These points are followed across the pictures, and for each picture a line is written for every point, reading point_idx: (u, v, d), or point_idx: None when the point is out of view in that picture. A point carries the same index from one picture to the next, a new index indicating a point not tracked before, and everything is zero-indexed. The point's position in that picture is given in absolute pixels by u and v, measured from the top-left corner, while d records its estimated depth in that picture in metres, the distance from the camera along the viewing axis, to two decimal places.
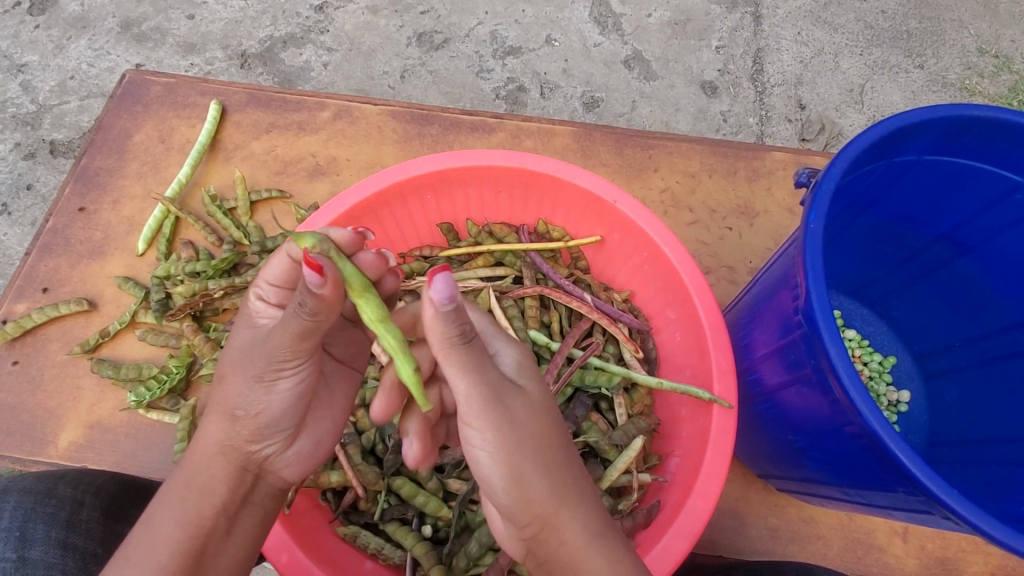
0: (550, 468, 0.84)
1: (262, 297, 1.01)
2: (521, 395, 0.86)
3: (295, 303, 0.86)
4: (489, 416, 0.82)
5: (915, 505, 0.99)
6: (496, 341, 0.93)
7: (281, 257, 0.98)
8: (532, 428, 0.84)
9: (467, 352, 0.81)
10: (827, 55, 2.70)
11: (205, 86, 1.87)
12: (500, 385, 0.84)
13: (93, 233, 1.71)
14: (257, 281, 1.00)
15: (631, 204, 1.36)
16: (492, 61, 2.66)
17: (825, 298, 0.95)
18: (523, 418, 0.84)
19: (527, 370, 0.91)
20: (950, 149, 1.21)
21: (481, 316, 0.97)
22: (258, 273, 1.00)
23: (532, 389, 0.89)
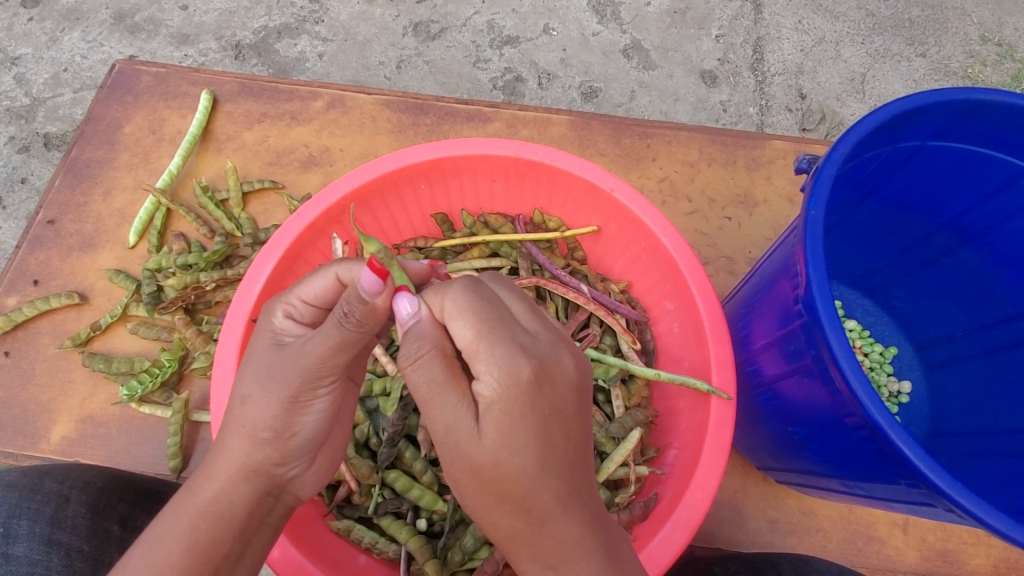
0: (497, 509, 0.82)
1: (291, 315, 0.95)
2: (477, 437, 0.79)
3: (340, 311, 0.84)
4: (444, 442, 0.83)
5: (918, 497, 0.98)
6: (480, 361, 0.78)
7: (326, 275, 0.94)
8: (481, 467, 0.80)
9: (418, 378, 0.81)
10: (828, 44, 2.66)
11: (196, 76, 1.84)
12: (454, 418, 0.80)
13: (83, 226, 1.69)
14: (289, 299, 0.94)
15: (628, 192, 1.34)
16: (489, 51, 2.62)
17: (826, 287, 0.92)
18: (474, 459, 0.80)
19: (497, 406, 0.78)
20: (954, 134, 1.19)
21: (467, 327, 0.79)
22: (295, 288, 0.94)
23: (491, 435, 0.78)
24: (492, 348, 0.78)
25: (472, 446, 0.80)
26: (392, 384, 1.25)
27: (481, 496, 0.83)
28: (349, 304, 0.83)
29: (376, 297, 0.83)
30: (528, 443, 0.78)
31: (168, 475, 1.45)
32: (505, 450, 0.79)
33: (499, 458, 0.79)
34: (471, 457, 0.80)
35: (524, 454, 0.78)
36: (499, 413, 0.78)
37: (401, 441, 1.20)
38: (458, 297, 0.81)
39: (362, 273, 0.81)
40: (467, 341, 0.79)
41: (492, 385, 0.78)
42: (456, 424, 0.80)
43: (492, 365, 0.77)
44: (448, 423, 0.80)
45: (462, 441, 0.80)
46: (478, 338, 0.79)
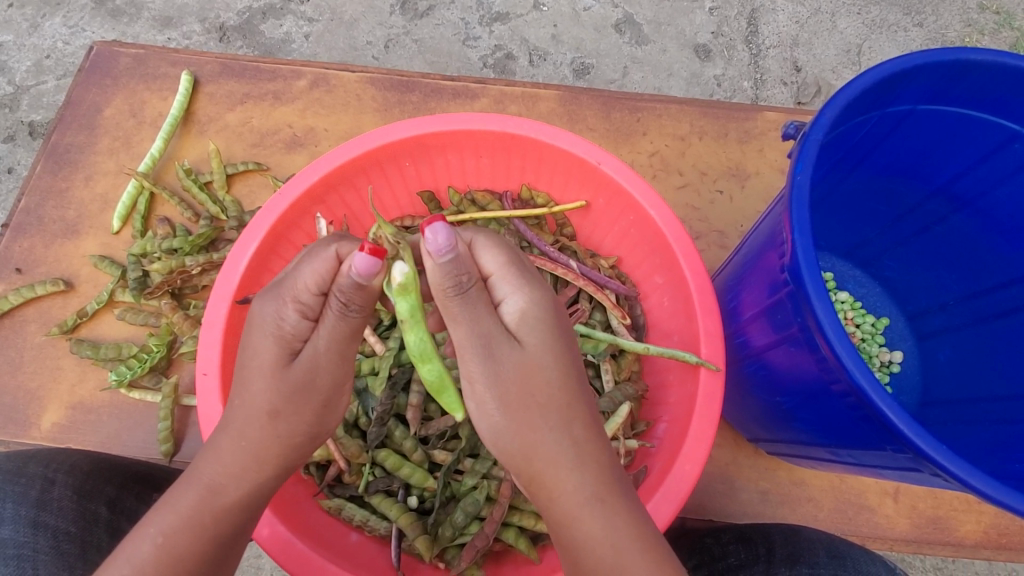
0: (538, 420, 0.86)
1: (303, 311, 0.88)
2: (517, 347, 0.86)
3: (338, 302, 0.84)
4: (479, 365, 0.85)
5: (905, 463, 0.98)
6: (504, 284, 0.88)
7: (325, 256, 0.86)
8: (518, 380, 0.85)
9: (463, 302, 0.83)
10: (823, 15, 2.60)
11: (176, 57, 1.79)
12: (494, 335, 0.85)
13: (66, 212, 1.67)
14: (296, 292, 0.87)
15: (616, 166, 1.31)
16: (479, 28, 2.57)
17: (812, 254, 0.91)
18: (513, 373, 0.85)
19: (530, 319, 0.87)
20: (945, 97, 1.16)
21: (499, 255, 0.89)
22: (298, 279, 0.86)
23: (530, 343, 0.87)
24: (521, 271, 0.89)
25: (514, 359, 0.85)
26: (380, 364, 1.24)
27: (517, 412, 0.86)
28: (346, 292, 0.83)
29: (370, 279, 0.82)
30: (561, 349, 0.89)
31: (160, 459, 1.45)
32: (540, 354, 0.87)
33: (535, 360, 0.86)
34: (511, 370, 0.85)
35: (559, 359, 0.88)
36: (532, 325, 0.87)
37: (391, 420, 1.20)
38: (486, 234, 0.91)
39: (356, 257, 0.80)
40: (500, 268, 0.89)
41: (521, 303, 0.88)
42: (494, 339, 0.85)
43: (520, 287, 0.88)
44: (488, 340, 0.84)
45: (502, 357, 0.85)
46: (509, 264, 0.89)
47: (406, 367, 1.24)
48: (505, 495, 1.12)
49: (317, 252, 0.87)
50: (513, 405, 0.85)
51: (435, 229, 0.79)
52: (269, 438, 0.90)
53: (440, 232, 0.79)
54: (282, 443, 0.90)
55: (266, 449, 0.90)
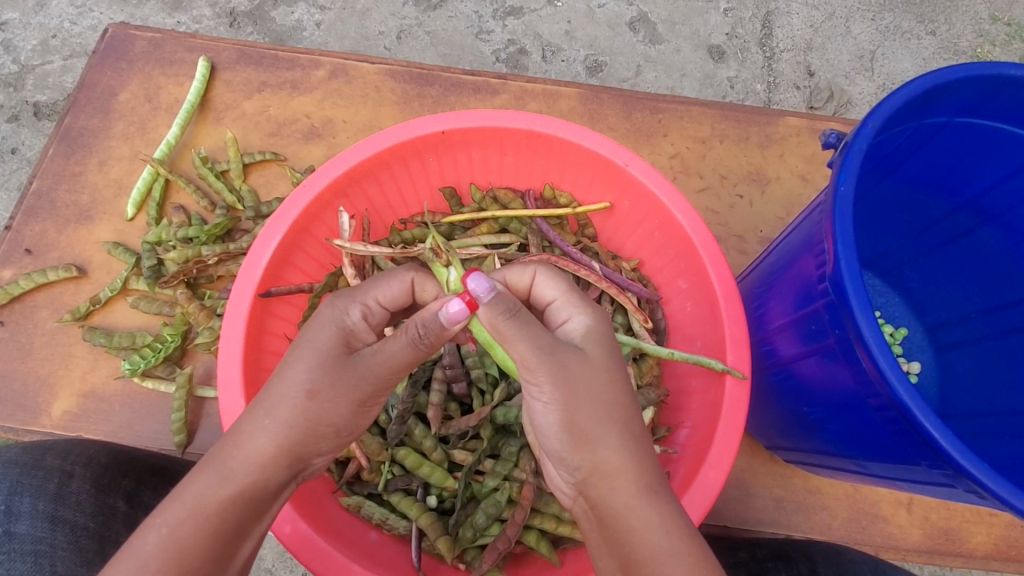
0: (605, 422, 0.86)
1: (370, 317, 0.96)
2: (582, 355, 0.89)
3: (414, 331, 0.87)
4: (548, 372, 0.85)
5: (937, 478, 0.97)
6: (568, 306, 0.96)
7: (403, 280, 1.00)
8: (590, 385, 0.86)
9: (517, 323, 0.86)
10: (837, 20, 2.59)
11: (192, 42, 1.76)
12: (563, 347, 0.87)
13: (79, 197, 1.64)
14: (368, 300, 0.96)
15: (644, 168, 1.30)
16: (492, 22, 2.54)
17: (854, 265, 0.90)
18: (584, 377, 0.86)
19: (595, 333, 0.92)
20: (983, 110, 1.15)
21: (559, 283, 0.98)
22: (373, 290, 0.96)
23: (595, 352, 0.90)
24: (581, 296, 0.97)
25: (582, 363, 0.87)
26: None
27: (586, 416, 0.86)
28: (425, 328, 0.87)
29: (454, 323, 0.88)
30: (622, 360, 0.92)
31: (173, 450, 1.44)
32: (609, 362, 0.90)
33: (602, 365, 0.89)
34: (580, 376, 0.86)
35: (621, 367, 0.90)
36: (596, 338, 0.92)
37: (412, 418, 1.19)
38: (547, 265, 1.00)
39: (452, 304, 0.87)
40: (563, 295, 0.97)
41: (585, 320, 0.94)
42: (561, 347, 0.87)
43: (582, 308, 0.95)
44: (556, 347, 0.87)
45: (572, 363, 0.86)
46: (568, 291, 0.98)
47: (427, 365, 1.24)
48: (526, 497, 1.11)
49: (398, 274, 1.00)
50: (575, 403, 0.85)
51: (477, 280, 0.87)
52: (303, 438, 0.88)
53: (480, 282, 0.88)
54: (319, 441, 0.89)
55: (309, 442, 0.88)
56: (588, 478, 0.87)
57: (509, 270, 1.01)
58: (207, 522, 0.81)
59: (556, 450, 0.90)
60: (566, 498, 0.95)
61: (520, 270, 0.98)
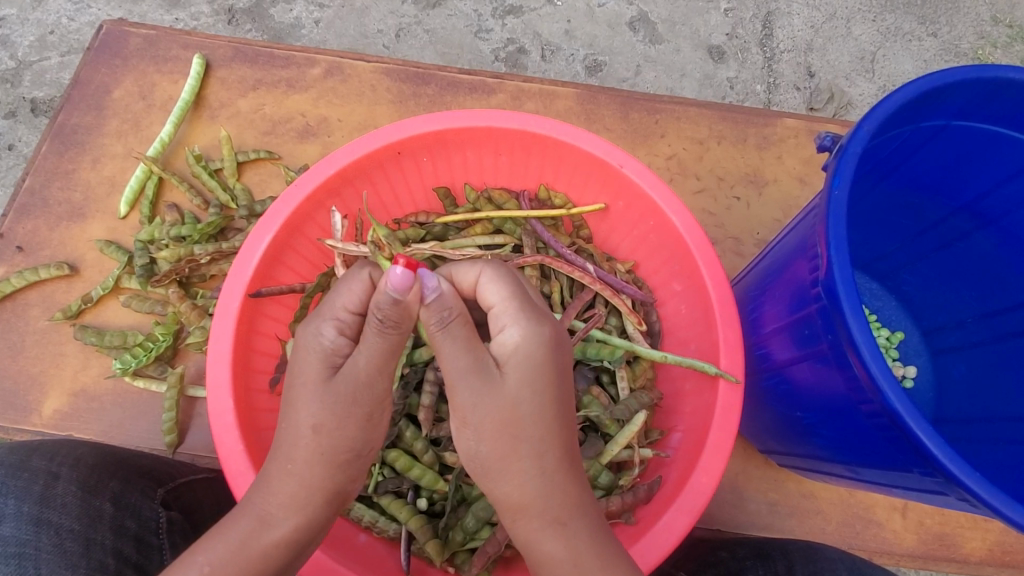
0: (512, 453, 0.86)
1: (343, 329, 0.91)
2: (501, 379, 0.86)
3: (375, 320, 0.84)
4: (460, 396, 0.86)
5: (930, 486, 0.96)
6: (504, 316, 0.89)
7: (360, 279, 0.92)
8: (501, 415, 0.85)
9: (447, 338, 0.85)
10: (838, 20, 2.57)
11: (188, 39, 1.75)
12: (480, 368, 0.86)
13: (72, 194, 1.63)
14: (335, 312, 0.91)
15: (639, 169, 1.29)
16: (491, 20, 2.53)
17: (847, 270, 0.89)
18: (496, 407, 0.85)
19: (524, 351, 0.87)
20: (980, 114, 1.15)
21: (503, 288, 0.90)
22: (336, 300, 0.91)
23: (515, 378, 0.86)
24: (522, 305, 0.89)
25: (495, 393, 0.85)
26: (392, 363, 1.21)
27: (492, 446, 0.86)
28: (382, 310, 0.82)
29: (406, 295, 0.81)
30: (544, 388, 0.87)
31: (164, 450, 1.43)
32: (524, 391, 0.86)
33: (517, 396, 0.86)
34: (494, 407, 0.85)
35: (543, 396, 0.87)
36: (522, 360, 0.87)
37: (403, 420, 1.19)
38: (495, 266, 0.92)
39: (392, 273, 0.80)
40: (503, 301, 0.89)
41: (517, 334, 0.87)
42: (480, 372, 0.85)
43: (518, 320, 0.88)
44: (473, 373, 0.85)
45: (487, 392, 0.85)
46: (511, 297, 0.90)
47: (418, 367, 1.23)
48: None
49: (351, 275, 0.93)
50: (487, 433, 0.86)
51: (394, 272, 0.80)
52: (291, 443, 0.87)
53: (404, 277, 0.80)
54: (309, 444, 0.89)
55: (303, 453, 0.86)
56: (498, 503, 0.88)
57: (456, 266, 0.94)
58: (243, 561, 0.82)
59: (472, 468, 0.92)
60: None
61: (465, 267, 0.92)
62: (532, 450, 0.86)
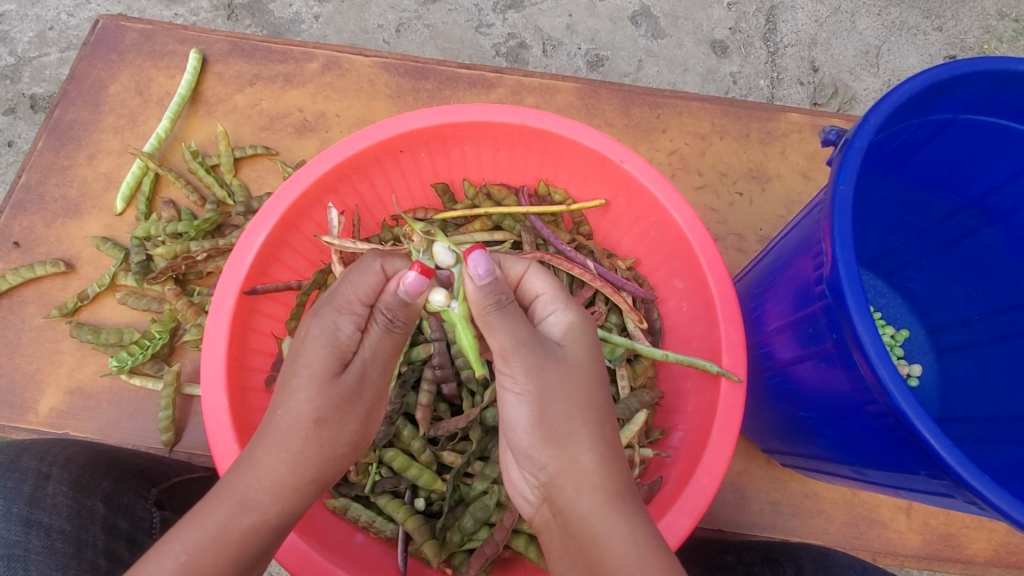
0: (576, 417, 0.85)
1: (357, 323, 0.93)
2: (560, 351, 0.88)
3: (384, 319, 0.93)
4: (521, 362, 0.85)
5: (937, 488, 0.95)
6: (553, 301, 0.94)
7: (373, 271, 0.94)
8: (564, 379, 0.86)
9: (501, 316, 0.86)
10: (843, 14, 2.54)
11: (184, 34, 1.74)
12: (540, 340, 0.87)
13: (68, 191, 1.62)
14: (349, 304, 0.92)
15: (639, 164, 1.27)
16: (492, 15, 2.50)
17: (852, 267, 0.87)
18: (557, 372, 0.86)
19: (575, 330, 0.91)
20: (989, 107, 1.12)
21: (548, 278, 0.96)
22: (351, 291, 0.93)
23: (573, 349, 0.89)
24: (567, 292, 0.94)
25: (557, 361, 0.87)
26: None
27: (556, 411, 0.85)
28: (391, 309, 0.92)
29: (415, 297, 0.91)
30: (598, 360, 0.91)
31: (160, 449, 1.42)
32: (583, 360, 0.89)
33: (578, 363, 0.88)
34: (555, 375, 0.85)
35: (597, 368, 0.90)
36: (577, 335, 0.91)
37: (400, 419, 1.17)
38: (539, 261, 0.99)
39: (407, 276, 0.89)
40: (549, 289, 0.94)
41: (566, 316, 0.92)
42: (539, 343, 0.87)
43: (564, 304, 0.93)
44: (533, 341, 0.86)
45: (550, 359, 0.86)
46: (556, 286, 0.95)
47: (415, 365, 1.21)
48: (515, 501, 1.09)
49: (363, 266, 0.94)
50: (545, 401, 0.84)
51: (474, 255, 0.84)
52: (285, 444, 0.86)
53: (480, 260, 0.84)
54: (304, 443, 0.88)
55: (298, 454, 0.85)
56: (552, 479, 0.84)
57: (502, 258, 0.99)
58: (223, 549, 0.80)
59: (522, 446, 0.88)
60: (529, 506, 0.92)
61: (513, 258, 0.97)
62: (591, 419, 0.85)
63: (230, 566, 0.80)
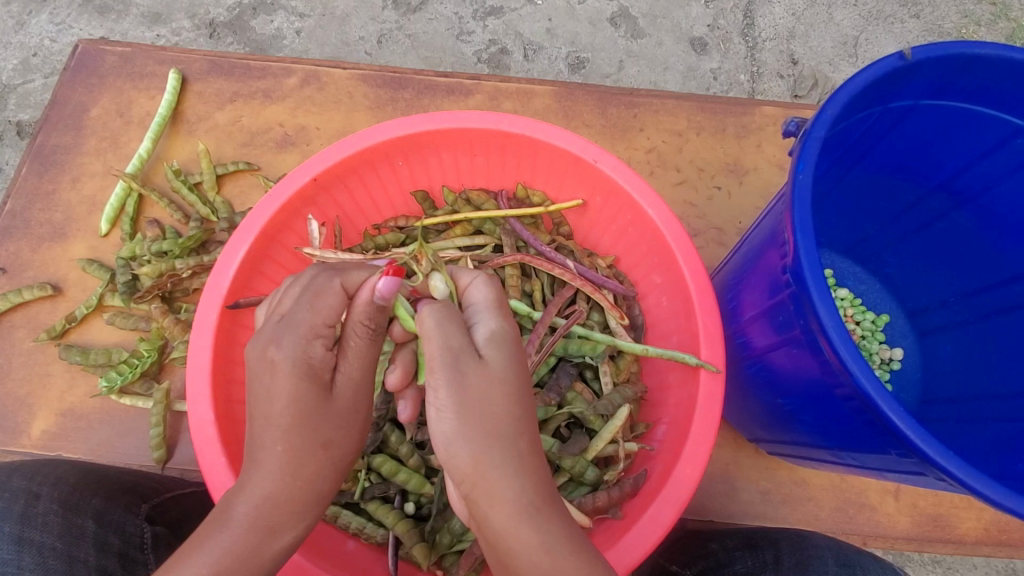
0: (496, 428, 0.82)
1: (326, 344, 0.89)
2: (475, 364, 0.83)
3: (366, 329, 0.90)
4: (443, 378, 0.82)
5: (909, 467, 0.97)
6: (485, 314, 0.91)
7: (333, 289, 0.90)
8: (477, 399, 0.81)
9: (437, 323, 0.85)
10: (820, 7, 2.57)
11: (163, 55, 1.75)
12: (459, 352, 0.84)
13: (53, 215, 1.63)
14: (315, 328, 0.88)
15: (613, 163, 1.29)
16: (472, 23, 2.53)
17: (814, 254, 0.90)
18: (474, 388, 0.82)
19: (497, 341, 0.86)
20: (948, 92, 1.15)
21: (489, 290, 0.94)
22: (314, 312, 0.88)
23: (496, 360, 0.85)
24: (504, 308, 0.92)
25: (475, 374, 0.82)
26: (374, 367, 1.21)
27: (471, 428, 0.81)
28: (367, 315, 0.90)
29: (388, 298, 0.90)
30: (518, 374, 0.85)
31: (153, 467, 1.43)
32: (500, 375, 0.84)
33: (496, 377, 0.84)
34: (473, 390, 0.82)
35: (516, 381, 0.85)
36: (499, 350, 0.86)
37: (387, 425, 1.19)
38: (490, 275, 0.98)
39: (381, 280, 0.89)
40: (485, 300, 0.92)
41: (492, 326, 0.89)
42: (459, 356, 0.83)
43: (495, 316, 0.90)
44: (455, 355, 0.83)
45: (468, 374, 0.82)
46: (494, 300, 0.93)
47: None
48: None
49: (320, 286, 0.90)
50: (461, 416, 0.82)
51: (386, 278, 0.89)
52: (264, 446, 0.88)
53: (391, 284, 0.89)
54: None
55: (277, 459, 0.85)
56: (471, 491, 0.81)
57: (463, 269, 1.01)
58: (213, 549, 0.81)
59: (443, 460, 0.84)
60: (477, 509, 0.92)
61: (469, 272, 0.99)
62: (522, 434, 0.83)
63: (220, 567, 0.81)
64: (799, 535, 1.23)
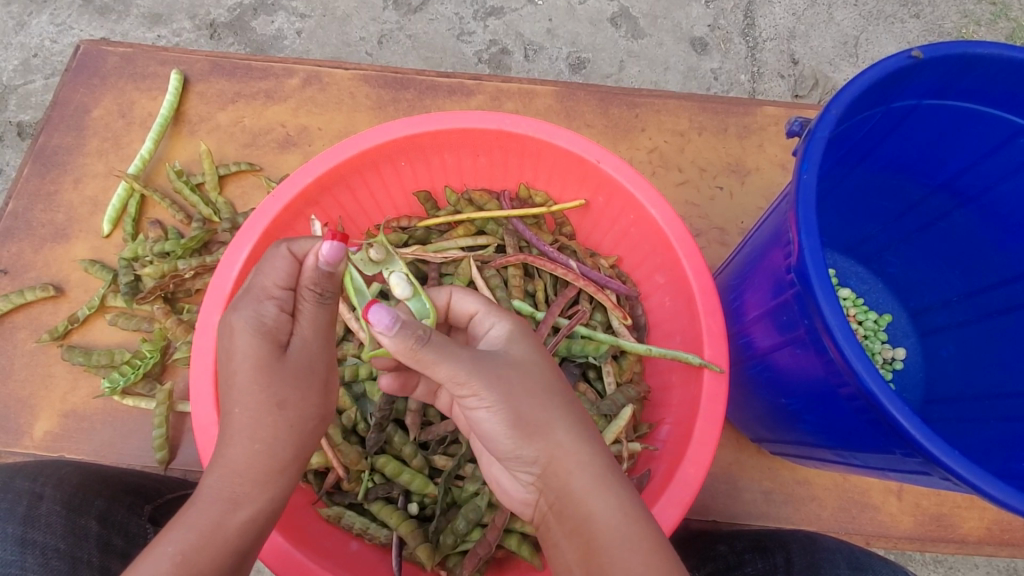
0: (547, 404, 0.86)
1: (281, 306, 0.93)
2: (507, 354, 0.88)
3: (315, 294, 0.93)
4: (481, 380, 0.84)
5: (914, 466, 0.97)
6: (490, 316, 0.96)
7: (282, 255, 0.94)
8: (521, 382, 0.86)
9: (432, 349, 0.81)
10: (820, 7, 2.57)
11: (165, 55, 1.75)
12: (484, 352, 0.87)
13: (55, 216, 1.63)
14: (267, 290, 0.93)
15: (616, 163, 1.29)
16: (473, 23, 2.53)
17: (819, 254, 0.90)
18: (515, 374, 0.86)
19: (515, 332, 0.93)
20: (950, 92, 1.15)
21: (476, 297, 1.00)
22: (265, 277, 0.93)
23: (520, 351, 0.90)
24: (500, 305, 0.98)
25: (511, 363, 0.87)
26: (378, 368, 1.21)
27: (526, 408, 0.85)
28: (316, 282, 0.92)
29: (336, 264, 0.90)
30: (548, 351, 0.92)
31: (155, 467, 1.43)
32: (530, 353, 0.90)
33: (528, 358, 0.89)
34: (515, 377, 0.86)
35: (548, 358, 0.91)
36: (519, 337, 0.92)
37: (390, 425, 1.19)
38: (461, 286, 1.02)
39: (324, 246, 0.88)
40: (481, 305, 0.98)
41: (503, 324, 0.95)
42: (485, 355, 0.86)
43: (500, 313, 0.96)
44: (481, 356, 0.86)
45: (500, 365, 0.86)
46: (488, 301, 0.98)
47: None
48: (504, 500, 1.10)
49: (271, 254, 0.95)
50: (510, 404, 0.85)
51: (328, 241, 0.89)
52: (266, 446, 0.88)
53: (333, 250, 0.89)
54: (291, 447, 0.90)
55: None
56: (547, 467, 0.85)
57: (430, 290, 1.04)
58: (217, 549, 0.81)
59: (507, 450, 0.88)
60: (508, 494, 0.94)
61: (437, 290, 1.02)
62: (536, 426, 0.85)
63: (224, 567, 0.81)
64: (803, 536, 1.22)
